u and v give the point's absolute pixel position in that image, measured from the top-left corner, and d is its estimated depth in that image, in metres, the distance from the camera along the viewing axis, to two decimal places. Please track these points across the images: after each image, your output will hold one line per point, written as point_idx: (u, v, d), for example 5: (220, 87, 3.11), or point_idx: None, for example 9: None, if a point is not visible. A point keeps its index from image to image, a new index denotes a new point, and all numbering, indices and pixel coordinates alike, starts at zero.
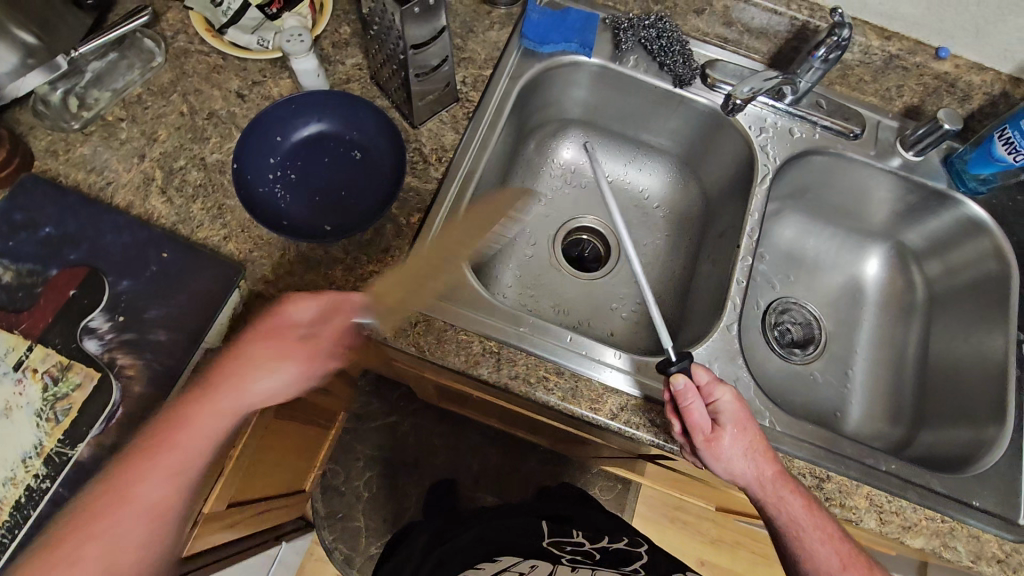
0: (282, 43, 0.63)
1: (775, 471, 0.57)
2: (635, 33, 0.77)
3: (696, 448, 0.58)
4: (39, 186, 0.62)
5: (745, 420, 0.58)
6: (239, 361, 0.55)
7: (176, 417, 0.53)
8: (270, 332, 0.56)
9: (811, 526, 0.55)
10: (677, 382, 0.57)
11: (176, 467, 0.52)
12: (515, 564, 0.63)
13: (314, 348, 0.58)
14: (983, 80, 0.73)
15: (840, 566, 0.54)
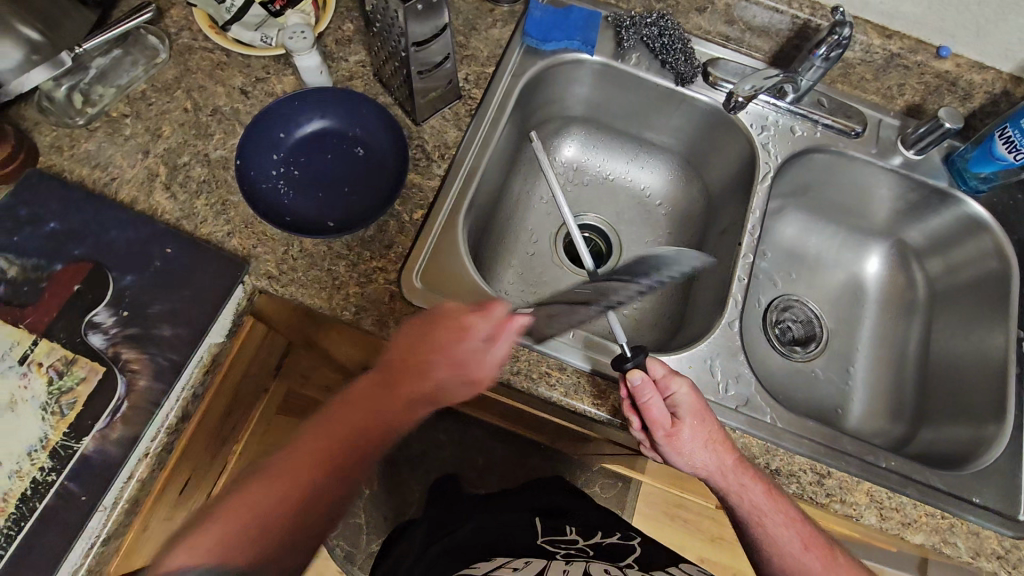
0: (286, 40, 0.63)
1: (734, 460, 0.58)
2: (637, 31, 0.77)
3: (656, 442, 0.59)
4: (44, 181, 0.62)
5: (703, 411, 0.58)
6: (421, 349, 0.56)
7: (354, 406, 0.56)
8: (445, 322, 0.57)
9: (772, 511, 0.57)
10: (634, 378, 0.56)
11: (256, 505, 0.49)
12: (510, 561, 0.64)
13: (446, 348, 0.56)
14: (984, 79, 0.74)
15: (801, 546, 0.57)
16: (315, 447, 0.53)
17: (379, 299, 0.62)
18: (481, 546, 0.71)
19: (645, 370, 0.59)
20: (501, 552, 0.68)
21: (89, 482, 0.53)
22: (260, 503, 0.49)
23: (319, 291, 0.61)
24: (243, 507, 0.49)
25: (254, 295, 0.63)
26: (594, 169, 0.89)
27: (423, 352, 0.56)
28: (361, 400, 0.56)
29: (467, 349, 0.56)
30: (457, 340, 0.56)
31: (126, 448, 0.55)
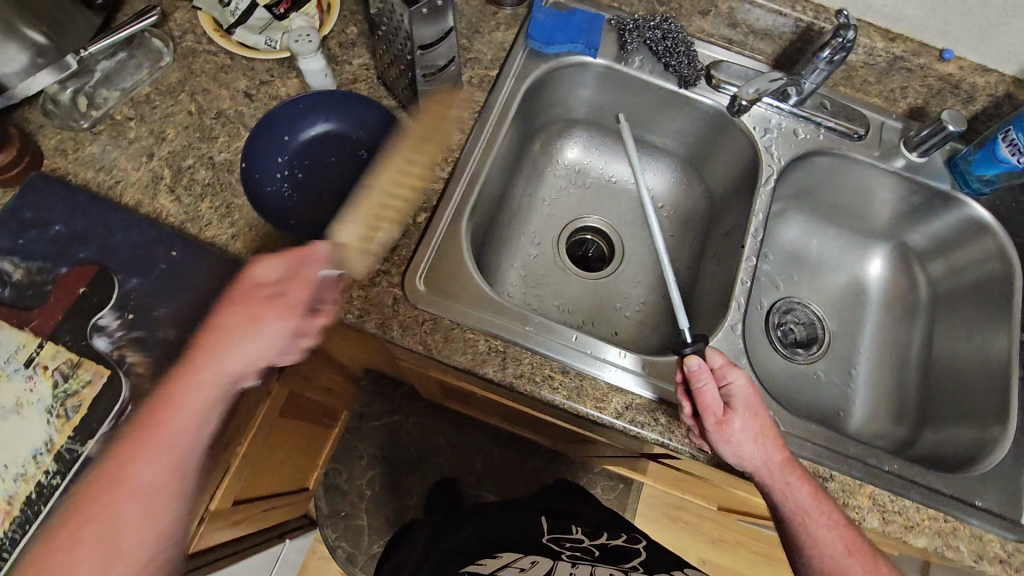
0: (291, 43, 0.63)
1: (783, 457, 0.58)
2: (640, 33, 0.77)
3: (707, 432, 0.58)
4: (49, 184, 0.62)
5: (756, 406, 0.59)
6: (231, 310, 0.52)
7: (181, 383, 0.50)
8: (241, 294, 0.53)
9: (816, 511, 0.57)
10: (692, 362, 0.58)
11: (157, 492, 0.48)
12: (515, 562, 0.63)
13: (289, 305, 0.52)
14: (987, 82, 0.74)
15: (844, 550, 0.56)
16: (165, 434, 0.49)
17: (383, 301, 0.62)
18: (488, 546, 0.71)
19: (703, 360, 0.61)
20: (508, 552, 0.68)
21: None
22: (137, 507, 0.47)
23: None
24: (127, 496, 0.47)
25: None
26: (597, 171, 0.89)
27: (232, 324, 0.51)
28: (174, 396, 0.49)
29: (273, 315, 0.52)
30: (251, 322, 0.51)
31: None
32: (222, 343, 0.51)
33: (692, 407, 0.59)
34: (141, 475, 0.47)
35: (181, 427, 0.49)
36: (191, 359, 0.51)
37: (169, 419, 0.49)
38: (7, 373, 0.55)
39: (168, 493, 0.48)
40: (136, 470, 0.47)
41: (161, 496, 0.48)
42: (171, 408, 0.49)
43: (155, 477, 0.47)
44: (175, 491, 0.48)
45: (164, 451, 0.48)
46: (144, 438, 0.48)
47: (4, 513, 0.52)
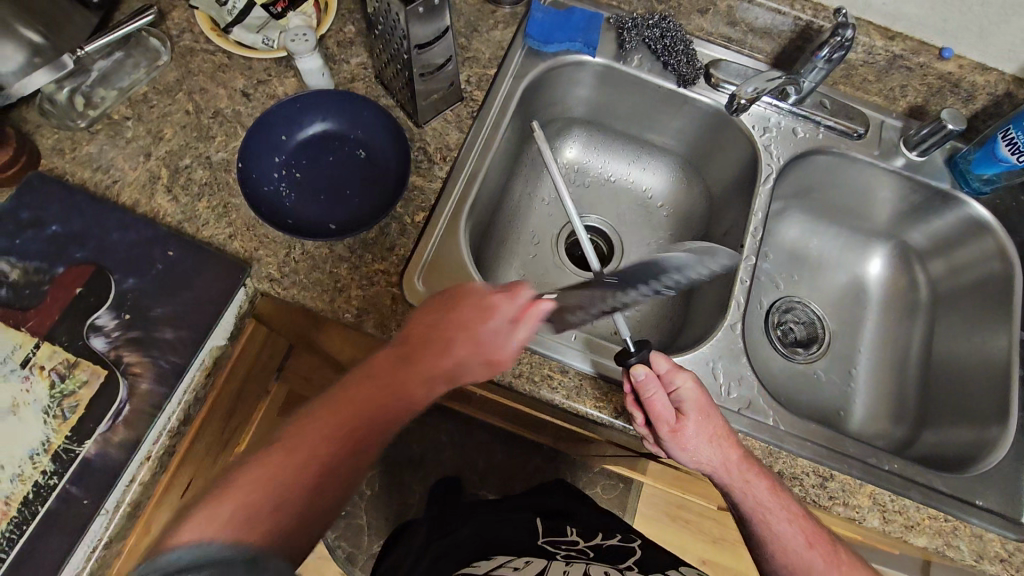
0: (288, 42, 0.63)
1: (739, 456, 0.57)
2: (639, 32, 0.76)
3: (661, 439, 0.58)
4: (46, 184, 0.62)
5: (707, 406, 0.58)
6: (439, 327, 0.53)
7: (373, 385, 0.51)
8: (461, 297, 0.54)
9: (776, 508, 0.56)
10: (637, 374, 0.55)
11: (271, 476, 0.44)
12: (510, 562, 0.63)
13: (463, 321, 0.53)
14: (987, 81, 0.73)
15: (806, 543, 0.56)
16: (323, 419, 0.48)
17: (381, 301, 0.62)
18: (482, 546, 0.71)
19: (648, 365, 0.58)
20: (502, 553, 0.67)
21: (91, 485, 0.53)
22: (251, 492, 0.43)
23: (321, 294, 0.61)
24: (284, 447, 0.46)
25: (256, 297, 0.63)
26: (596, 170, 0.88)
27: (438, 336, 0.53)
28: (350, 403, 0.49)
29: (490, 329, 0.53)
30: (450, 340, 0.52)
31: (127, 452, 0.55)
32: (436, 352, 0.52)
33: (644, 415, 0.58)
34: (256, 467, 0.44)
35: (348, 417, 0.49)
36: (419, 352, 0.52)
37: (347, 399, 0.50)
38: (3, 373, 0.55)
39: (296, 483, 0.45)
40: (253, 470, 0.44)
41: (266, 496, 0.43)
42: (354, 404, 0.49)
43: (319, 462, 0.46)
44: (293, 502, 0.44)
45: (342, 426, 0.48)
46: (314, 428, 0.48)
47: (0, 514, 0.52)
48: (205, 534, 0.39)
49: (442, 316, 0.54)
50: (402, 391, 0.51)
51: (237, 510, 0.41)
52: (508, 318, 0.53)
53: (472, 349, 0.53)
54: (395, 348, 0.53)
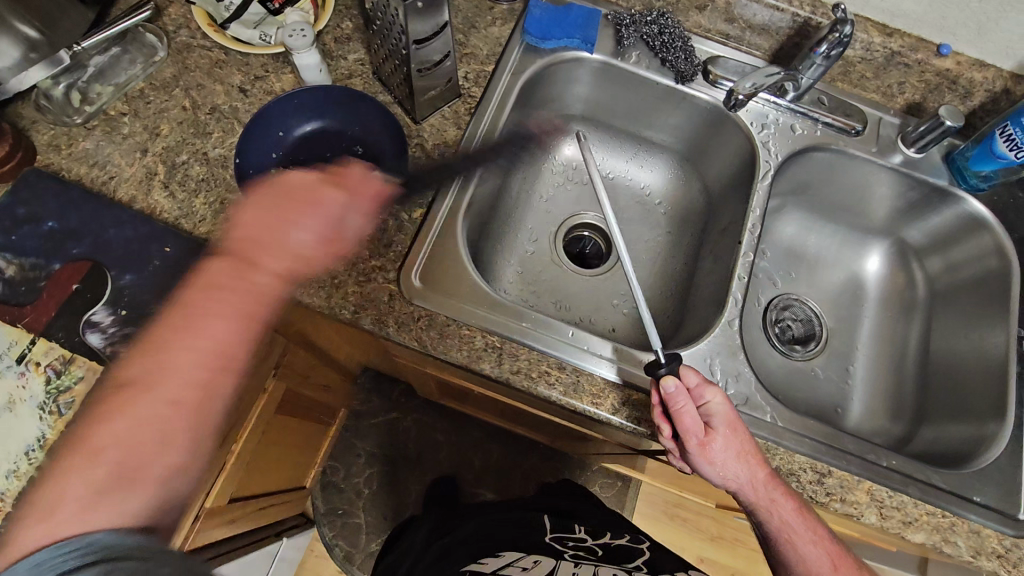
0: (285, 38, 0.63)
1: (767, 475, 0.57)
2: (637, 29, 0.77)
3: (689, 453, 0.57)
4: (42, 180, 0.62)
5: (736, 423, 0.58)
6: (268, 225, 0.57)
7: (172, 321, 0.53)
8: (289, 191, 0.58)
9: (802, 529, 0.56)
10: (668, 385, 0.56)
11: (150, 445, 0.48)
12: (518, 560, 0.63)
13: (303, 199, 0.59)
14: (984, 77, 0.74)
15: (831, 567, 0.56)
16: (149, 364, 0.51)
17: (378, 298, 0.62)
18: (489, 543, 0.71)
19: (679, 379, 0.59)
20: (511, 550, 0.67)
21: None
22: (150, 428, 0.48)
23: (318, 290, 0.61)
24: (115, 422, 0.48)
25: None
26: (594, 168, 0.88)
27: (266, 235, 0.57)
28: (186, 330, 0.52)
29: (308, 219, 0.58)
30: (289, 225, 0.57)
31: None
32: (238, 273, 0.56)
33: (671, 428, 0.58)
34: (148, 411, 0.49)
35: (173, 366, 0.51)
36: (207, 295, 0.54)
37: (184, 315, 0.53)
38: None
39: (160, 438, 0.48)
40: (142, 414, 0.48)
41: (152, 443, 0.48)
42: (183, 328, 0.53)
43: (163, 391, 0.50)
44: (170, 458, 0.49)
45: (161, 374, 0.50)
46: (147, 379, 0.50)
47: None
48: (97, 523, 0.43)
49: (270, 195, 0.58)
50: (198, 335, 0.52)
51: (88, 486, 0.44)
52: (340, 209, 0.60)
53: (287, 249, 0.57)
54: (218, 263, 0.56)
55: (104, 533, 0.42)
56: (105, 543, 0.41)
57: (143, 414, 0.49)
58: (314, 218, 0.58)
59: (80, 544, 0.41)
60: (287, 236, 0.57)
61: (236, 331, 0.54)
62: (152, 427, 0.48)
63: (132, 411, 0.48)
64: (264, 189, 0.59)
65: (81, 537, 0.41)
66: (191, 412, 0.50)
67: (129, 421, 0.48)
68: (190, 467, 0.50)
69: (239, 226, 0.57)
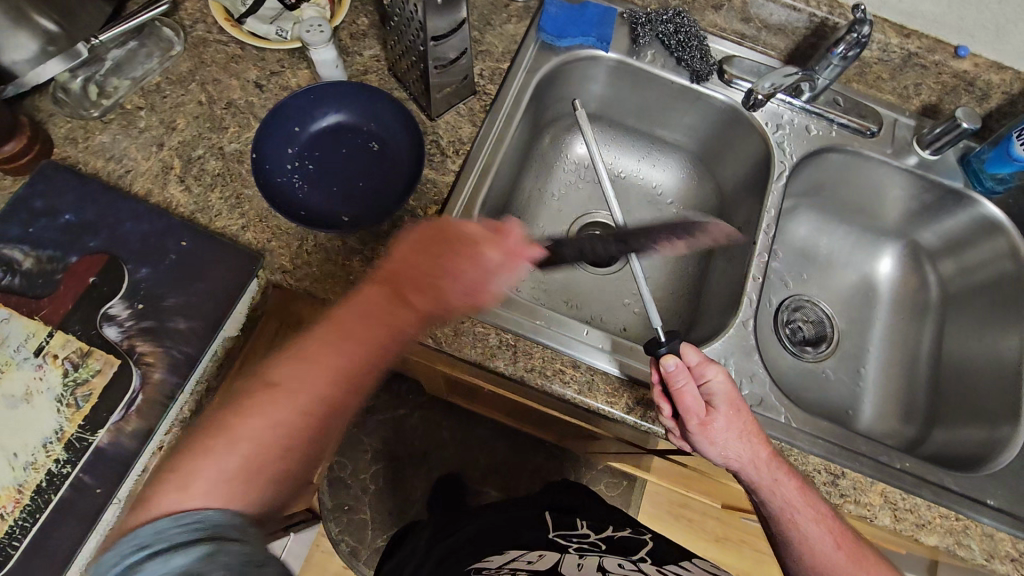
0: (302, 34, 0.63)
1: (768, 454, 0.57)
2: (652, 27, 0.76)
3: (689, 432, 0.57)
4: (59, 173, 0.62)
5: (737, 401, 0.57)
6: (422, 267, 0.53)
7: (352, 328, 0.50)
8: (446, 235, 0.54)
9: (803, 506, 0.56)
10: (668, 364, 0.55)
11: (224, 468, 0.43)
12: (523, 556, 0.64)
13: (441, 287, 0.52)
14: (1002, 80, 0.73)
15: (833, 543, 0.56)
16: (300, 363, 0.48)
17: None
18: (492, 543, 0.72)
19: (679, 357, 0.59)
20: (515, 548, 0.68)
21: (105, 474, 0.54)
22: (254, 450, 0.44)
23: (333, 286, 0.61)
24: (267, 405, 0.46)
25: (268, 289, 0.63)
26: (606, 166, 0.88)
27: (427, 275, 0.52)
28: (356, 321, 0.50)
29: (470, 280, 0.53)
30: (461, 267, 0.53)
31: (140, 441, 0.55)
32: (439, 279, 0.53)
33: (671, 408, 0.57)
34: (259, 415, 0.45)
35: (345, 352, 0.49)
36: (342, 318, 0.50)
37: (358, 331, 0.50)
38: (16, 361, 0.55)
39: (260, 455, 0.44)
40: (254, 420, 0.45)
41: (273, 444, 0.45)
42: (365, 333, 0.50)
43: (298, 400, 0.46)
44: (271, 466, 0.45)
45: (310, 385, 0.47)
46: (270, 382, 0.47)
47: (14, 502, 0.52)
48: (202, 498, 0.41)
49: (443, 240, 0.54)
50: (392, 329, 0.51)
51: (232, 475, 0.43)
52: (494, 267, 0.54)
53: (466, 286, 0.53)
54: (384, 288, 0.52)
55: (212, 512, 0.41)
56: (217, 522, 0.41)
57: (247, 431, 0.45)
58: (473, 276, 0.53)
59: (174, 525, 0.39)
60: (446, 285, 0.53)
61: (418, 326, 0.52)
62: (273, 425, 0.45)
63: (268, 421, 0.45)
64: (421, 232, 0.54)
65: (192, 513, 0.40)
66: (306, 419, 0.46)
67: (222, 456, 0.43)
68: (314, 454, 0.48)
69: (394, 262, 0.53)
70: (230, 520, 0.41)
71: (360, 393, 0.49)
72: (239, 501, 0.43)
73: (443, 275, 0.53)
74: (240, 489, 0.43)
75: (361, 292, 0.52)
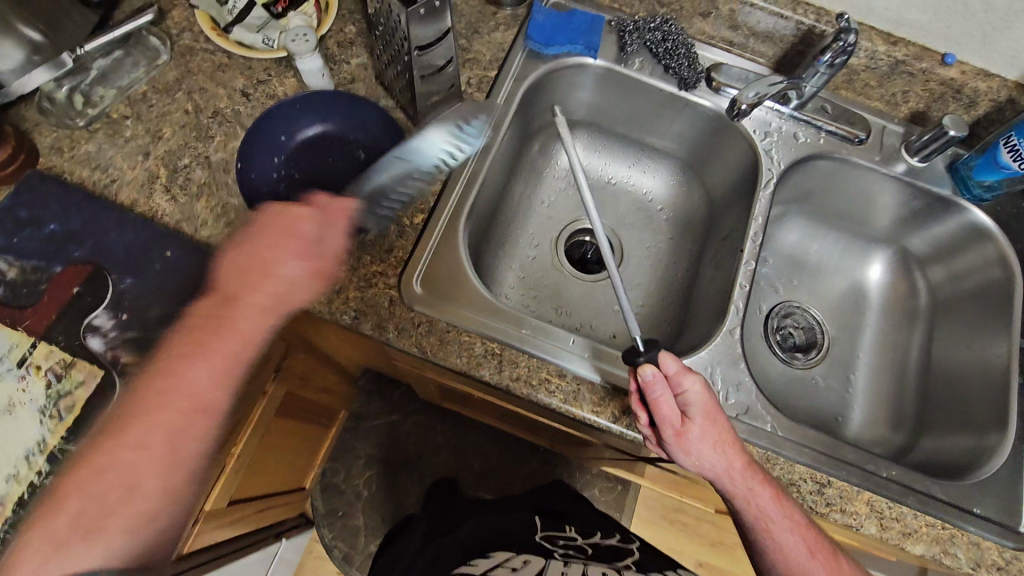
0: (288, 43, 0.63)
1: (745, 463, 0.57)
2: (640, 35, 0.77)
3: (664, 442, 0.57)
4: (44, 183, 0.62)
5: (714, 412, 0.57)
6: (256, 251, 0.55)
7: (195, 344, 0.53)
8: (240, 260, 0.55)
9: (779, 516, 0.56)
10: (645, 373, 0.54)
11: (106, 503, 0.48)
12: (508, 560, 0.63)
13: (265, 263, 0.55)
14: (989, 87, 0.73)
15: (807, 552, 0.56)
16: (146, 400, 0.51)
17: (378, 303, 0.62)
18: (479, 543, 0.71)
19: (657, 366, 0.58)
20: (501, 550, 0.67)
21: None
22: (141, 466, 0.49)
23: (318, 295, 0.61)
24: (93, 467, 0.48)
25: None
26: (595, 173, 0.88)
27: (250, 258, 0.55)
28: (205, 343, 0.53)
29: (273, 288, 0.55)
30: (271, 275, 0.54)
31: None
32: (252, 285, 0.54)
33: (647, 417, 0.57)
34: (133, 449, 0.49)
35: (168, 375, 0.51)
36: (201, 338, 0.53)
37: (210, 314, 0.54)
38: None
39: (135, 490, 0.49)
40: (116, 452, 0.49)
41: (147, 481, 0.49)
42: (198, 345, 0.53)
43: (127, 445, 0.49)
44: (147, 501, 0.49)
45: (160, 416, 0.50)
46: (125, 420, 0.50)
47: None
48: (89, 559, 0.46)
49: (247, 241, 0.55)
50: (235, 338, 0.54)
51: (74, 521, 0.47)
52: (293, 254, 0.55)
53: (280, 281, 0.54)
54: (248, 301, 0.54)
55: (92, 574, 0.45)
56: None
57: (125, 458, 0.49)
58: (298, 249, 0.55)
59: None
60: (277, 268, 0.54)
61: (259, 322, 0.55)
62: (153, 443, 0.50)
63: (129, 472, 0.49)
64: (243, 232, 0.56)
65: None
66: (166, 454, 0.50)
67: (97, 485, 0.48)
68: (178, 495, 0.51)
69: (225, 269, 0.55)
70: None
71: (225, 398, 0.53)
72: (78, 547, 0.46)
73: (257, 281, 0.54)
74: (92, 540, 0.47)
75: (196, 305, 0.56)
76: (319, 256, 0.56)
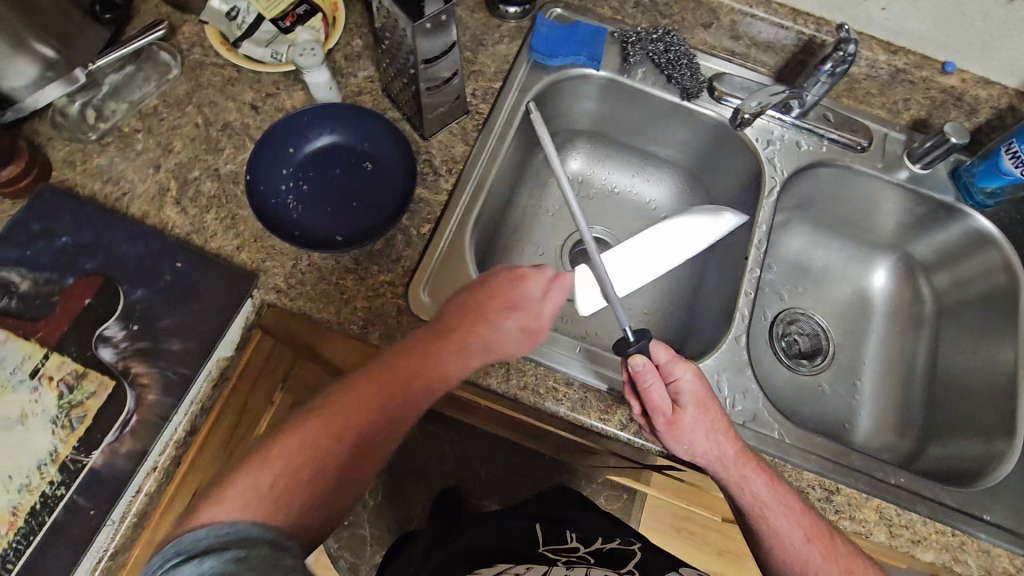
0: (296, 57, 0.64)
1: (736, 450, 0.58)
2: (643, 46, 0.78)
3: (658, 431, 0.58)
4: (57, 197, 0.63)
5: (705, 399, 0.58)
6: (466, 309, 0.55)
7: (400, 370, 0.51)
8: (481, 297, 0.56)
9: (773, 502, 0.56)
10: (634, 364, 0.56)
11: (286, 479, 0.45)
12: (511, 569, 0.64)
13: (483, 310, 0.55)
14: (989, 94, 0.74)
15: (802, 537, 0.56)
16: (365, 391, 0.50)
17: (386, 312, 0.62)
18: (480, 556, 0.71)
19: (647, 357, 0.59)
20: (503, 562, 0.67)
21: (98, 495, 0.54)
22: (308, 455, 0.46)
23: (327, 305, 0.61)
24: (258, 457, 0.45)
25: (262, 309, 0.63)
26: (599, 182, 0.89)
27: (481, 312, 0.55)
28: (400, 368, 0.51)
29: (515, 321, 0.55)
30: (490, 328, 0.54)
31: (134, 462, 0.55)
32: (477, 341, 0.54)
33: (640, 405, 0.59)
34: (308, 426, 0.48)
35: (385, 387, 0.50)
36: (390, 364, 0.52)
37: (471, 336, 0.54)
38: (13, 384, 0.56)
39: (333, 455, 0.47)
40: (303, 426, 0.48)
41: (304, 467, 0.46)
42: (425, 356, 0.52)
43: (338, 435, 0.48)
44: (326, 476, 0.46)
45: (344, 418, 0.49)
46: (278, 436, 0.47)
47: (8, 524, 0.52)
48: (234, 512, 0.41)
49: (467, 302, 0.56)
50: (439, 367, 0.52)
51: (251, 493, 0.42)
52: (539, 294, 0.56)
53: (485, 350, 0.54)
54: (442, 341, 0.53)
55: (240, 521, 0.40)
56: (248, 535, 0.39)
57: (295, 445, 0.46)
58: (519, 319, 0.55)
59: (202, 535, 0.39)
60: (499, 321, 0.54)
61: (463, 365, 0.54)
62: (364, 415, 0.49)
63: (266, 460, 0.45)
64: (461, 300, 0.56)
65: (223, 522, 0.40)
66: (309, 454, 0.46)
67: (275, 462, 0.45)
68: (312, 509, 0.45)
69: (447, 314, 0.55)
70: (264, 535, 0.40)
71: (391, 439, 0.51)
72: (273, 518, 0.42)
73: (476, 324, 0.54)
74: (275, 504, 0.43)
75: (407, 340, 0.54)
76: (537, 313, 0.55)
